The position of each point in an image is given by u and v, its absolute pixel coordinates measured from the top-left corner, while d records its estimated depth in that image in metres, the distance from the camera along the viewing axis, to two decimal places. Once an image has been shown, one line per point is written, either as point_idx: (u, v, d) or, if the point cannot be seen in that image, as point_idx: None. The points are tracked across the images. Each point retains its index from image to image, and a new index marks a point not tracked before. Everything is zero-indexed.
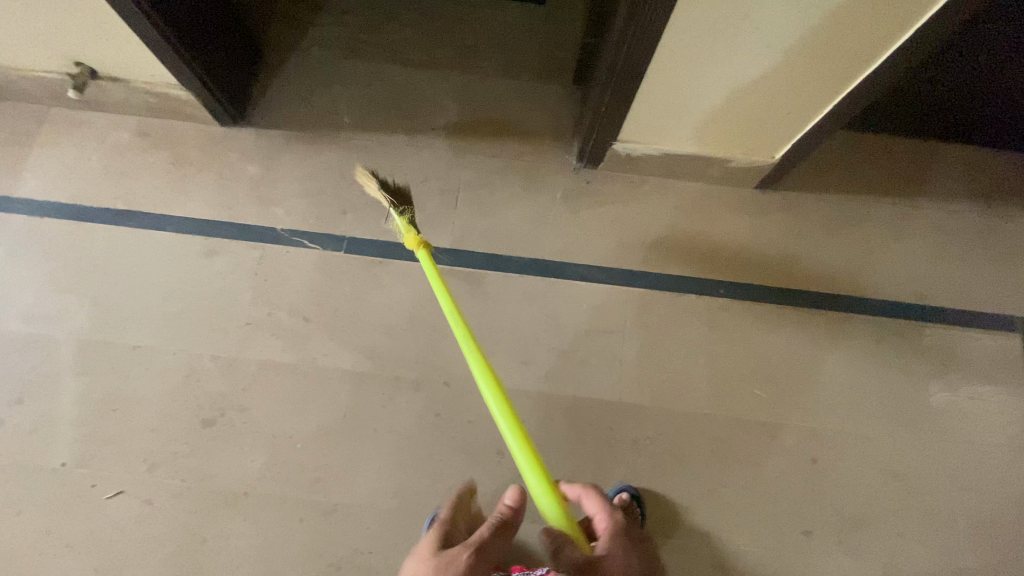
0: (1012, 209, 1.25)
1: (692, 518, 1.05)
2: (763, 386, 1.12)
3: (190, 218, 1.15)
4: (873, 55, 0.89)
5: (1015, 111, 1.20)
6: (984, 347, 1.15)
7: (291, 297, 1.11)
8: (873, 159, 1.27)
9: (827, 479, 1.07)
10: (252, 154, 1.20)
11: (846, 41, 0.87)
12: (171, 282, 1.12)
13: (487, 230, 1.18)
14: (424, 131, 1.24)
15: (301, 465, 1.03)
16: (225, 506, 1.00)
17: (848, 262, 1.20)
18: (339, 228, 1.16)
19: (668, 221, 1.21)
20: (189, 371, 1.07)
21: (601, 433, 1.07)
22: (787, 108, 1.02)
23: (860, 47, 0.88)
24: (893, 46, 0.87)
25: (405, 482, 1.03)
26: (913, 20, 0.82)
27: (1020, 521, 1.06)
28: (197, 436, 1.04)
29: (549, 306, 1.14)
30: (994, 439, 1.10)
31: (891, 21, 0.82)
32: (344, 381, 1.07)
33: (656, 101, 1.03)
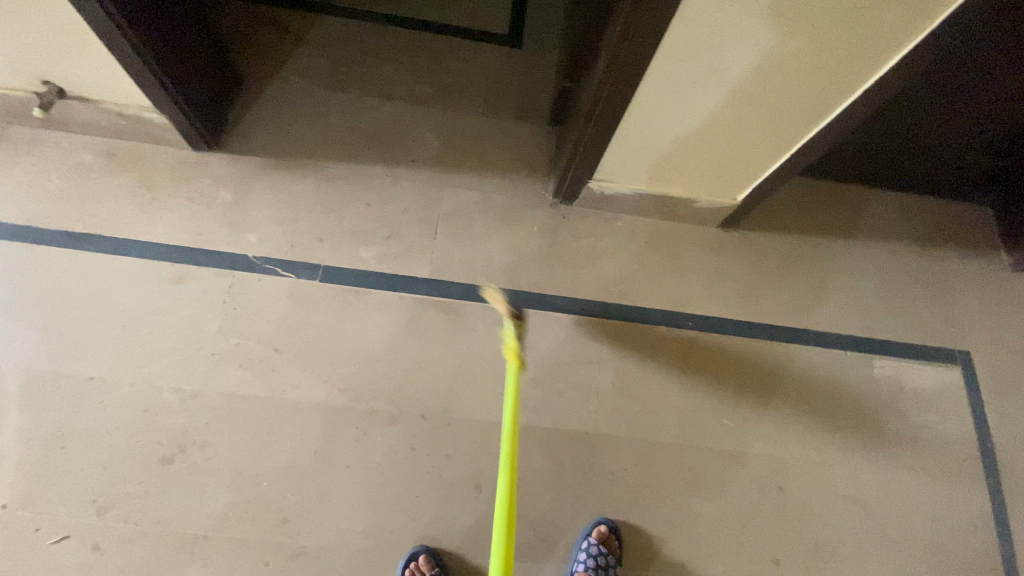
0: (946, 251, 1.37)
1: (666, 550, 1.06)
2: (732, 417, 1.16)
3: (156, 243, 1.11)
4: (824, 111, 0.98)
5: (946, 164, 1.32)
6: (928, 379, 1.24)
7: (261, 327, 1.08)
8: (824, 203, 1.37)
9: (793, 509, 1.11)
10: (226, 180, 1.18)
11: (802, 97, 0.95)
12: (131, 309, 1.07)
13: (465, 261, 1.19)
14: (404, 162, 1.25)
15: (267, 505, 0.98)
16: (182, 551, 0.94)
17: (805, 298, 1.28)
18: (314, 256, 1.14)
19: (639, 256, 1.26)
20: (148, 404, 1.01)
21: (577, 465, 1.08)
22: (749, 155, 1.10)
23: (814, 104, 0.96)
24: (843, 104, 0.96)
25: (378, 520, 1.00)
26: (857, 82, 0.91)
27: (965, 544, 1.13)
28: (155, 475, 0.97)
29: (526, 337, 1.15)
30: (941, 466, 1.18)
31: (839, 82, 0.91)
32: (316, 414, 1.04)
33: (630, 144, 1.09)
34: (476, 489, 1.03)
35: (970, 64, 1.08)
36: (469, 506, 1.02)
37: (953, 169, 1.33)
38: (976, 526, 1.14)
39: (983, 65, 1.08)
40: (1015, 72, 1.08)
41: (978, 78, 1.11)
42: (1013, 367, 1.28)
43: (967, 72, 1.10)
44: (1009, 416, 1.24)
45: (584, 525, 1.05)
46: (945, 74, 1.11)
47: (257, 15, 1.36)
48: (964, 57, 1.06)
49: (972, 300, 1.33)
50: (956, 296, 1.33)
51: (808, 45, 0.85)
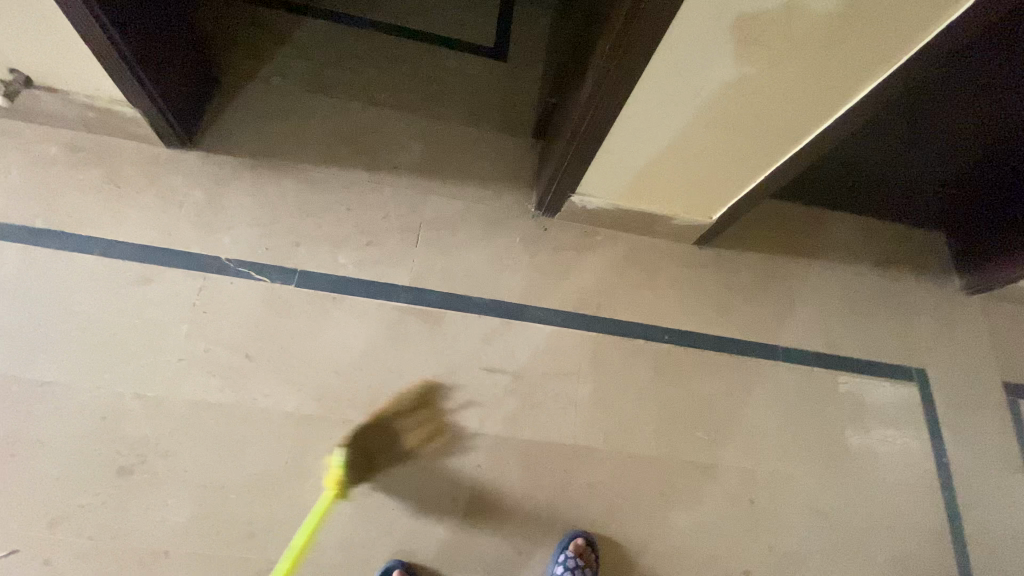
0: (903, 273, 1.44)
1: (641, 564, 1.06)
2: (705, 429, 1.18)
3: (122, 242, 1.06)
4: (799, 137, 1.02)
5: (904, 192, 1.40)
6: (888, 394, 1.30)
7: (233, 332, 1.04)
8: (793, 225, 1.43)
9: (764, 521, 1.13)
10: (200, 179, 1.14)
11: (778, 122, 1.00)
12: (93, 310, 1.01)
13: (447, 270, 1.18)
14: (386, 169, 1.24)
15: (233, 518, 0.94)
16: (141, 568, 0.89)
17: (776, 315, 1.32)
18: (291, 260, 1.11)
19: (618, 270, 1.28)
20: (107, 411, 0.95)
21: (555, 477, 1.08)
22: (725, 176, 1.14)
23: (788, 129, 1.01)
24: (814, 131, 1.00)
25: (350, 534, 0.98)
26: (830, 111, 0.96)
27: (922, 553, 1.18)
28: (112, 486, 0.92)
29: (506, 348, 1.15)
30: (900, 478, 1.23)
31: (813, 109, 0.96)
32: (289, 424, 1.00)
33: (613, 160, 1.12)
34: (453, 502, 1.02)
35: (929, 92, 1.17)
36: (445, 518, 1.01)
37: (911, 196, 1.41)
38: (932, 537, 1.19)
39: (940, 95, 1.18)
40: (968, 104, 1.18)
41: (936, 106, 1.20)
42: (964, 385, 1.36)
43: (927, 99, 1.19)
44: (960, 431, 1.30)
45: (561, 537, 1.04)
46: (905, 110, 1.18)
47: (239, 14, 1.33)
48: (923, 86, 1.16)
49: (928, 321, 1.41)
50: (913, 315, 1.40)
51: (786, 73, 0.90)
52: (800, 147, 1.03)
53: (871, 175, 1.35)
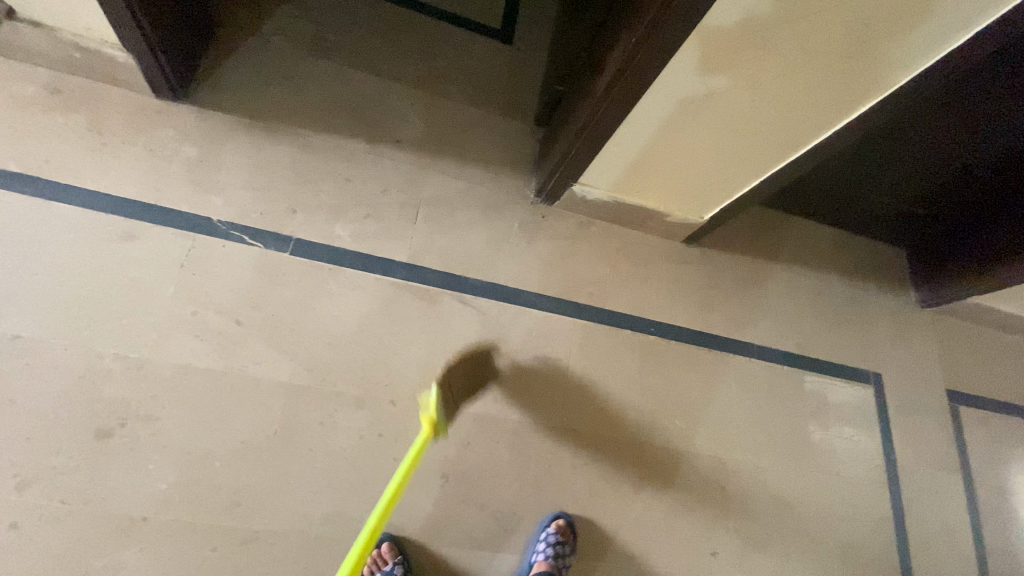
0: (865, 283, 1.55)
1: (620, 543, 1.10)
2: (683, 418, 1.23)
3: (106, 195, 1.01)
4: (796, 146, 1.06)
5: (876, 208, 1.49)
6: (847, 394, 1.40)
7: (222, 297, 1.00)
8: (772, 231, 1.50)
9: (736, 507, 1.19)
10: (193, 136, 1.10)
11: (779, 130, 1.03)
12: (72, 264, 0.96)
13: (445, 249, 1.18)
14: (387, 142, 1.22)
15: (217, 484, 0.90)
16: (115, 534, 0.84)
17: (753, 315, 1.39)
18: (286, 227, 1.08)
19: (609, 261, 1.31)
20: (85, 369, 0.91)
21: (542, 457, 1.10)
22: (722, 176, 1.18)
23: (789, 138, 1.04)
24: (810, 144, 1.05)
25: (338, 505, 0.95)
26: (829, 124, 1.00)
27: (868, 539, 1.28)
28: (88, 449, 0.87)
29: (500, 329, 1.16)
30: (854, 472, 1.32)
31: (814, 119, 1.00)
32: (279, 393, 0.98)
33: (619, 152, 1.13)
34: (443, 478, 1.02)
35: (915, 121, 1.21)
36: (434, 494, 1.01)
37: (881, 212, 1.50)
38: (877, 526, 1.30)
39: (924, 124, 1.21)
40: (950, 136, 1.23)
41: (918, 135, 1.24)
42: (910, 388, 1.48)
43: (911, 128, 1.23)
44: (905, 430, 1.43)
45: (543, 517, 1.06)
46: (891, 132, 1.24)
47: None
48: (912, 116, 1.19)
49: (885, 329, 1.52)
50: (871, 323, 1.51)
51: (796, 83, 0.93)
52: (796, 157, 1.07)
53: (849, 190, 1.43)
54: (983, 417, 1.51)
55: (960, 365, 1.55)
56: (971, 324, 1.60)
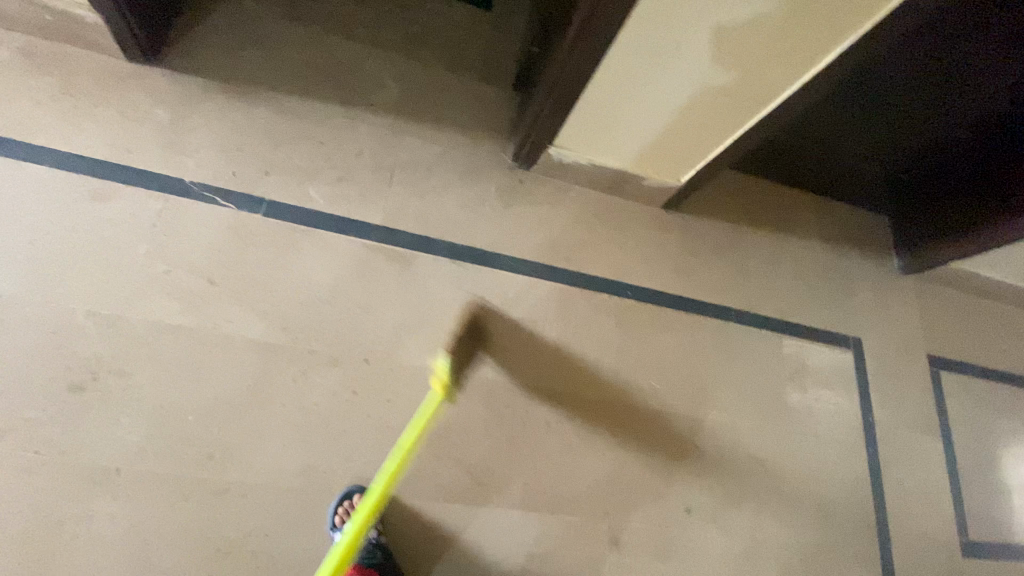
0: (847, 249, 1.55)
1: (595, 500, 1.10)
2: (659, 379, 1.24)
3: (78, 156, 1.01)
4: (767, 97, 1.05)
5: (857, 171, 1.48)
6: (826, 358, 1.40)
7: (194, 256, 1.01)
8: (754, 196, 1.50)
9: (711, 465, 1.20)
10: (165, 98, 1.10)
11: (750, 82, 1.03)
12: (44, 222, 0.96)
13: (420, 212, 1.18)
14: (362, 106, 1.21)
15: (189, 438, 0.91)
16: (89, 484, 0.86)
17: (732, 280, 1.40)
18: (259, 188, 1.09)
19: (586, 226, 1.31)
20: (57, 325, 0.91)
21: (517, 415, 1.10)
22: (697, 135, 1.17)
23: (760, 89, 1.04)
24: (784, 96, 1.04)
25: (310, 458, 0.95)
26: (798, 73, 0.99)
27: (844, 498, 1.29)
28: (61, 401, 0.88)
29: (475, 291, 1.17)
30: (830, 433, 1.34)
31: (783, 69, 0.99)
32: (252, 350, 0.98)
33: (591, 112, 1.13)
34: (417, 434, 1.03)
35: (888, 76, 1.21)
36: (408, 449, 1.02)
37: (863, 176, 1.50)
38: (853, 485, 1.31)
39: (896, 79, 1.21)
40: (925, 91, 1.23)
41: (893, 92, 1.24)
42: (889, 353, 1.49)
43: (885, 83, 1.22)
44: (883, 394, 1.43)
45: None
46: (864, 89, 1.24)
47: None
48: (884, 69, 1.19)
49: (866, 295, 1.53)
50: (852, 289, 1.51)
51: (760, 32, 0.92)
52: (769, 111, 1.06)
53: (829, 154, 1.42)
54: (964, 381, 1.52)
55: (941, 331, 1.56)
56: (954, 290, 1.61)
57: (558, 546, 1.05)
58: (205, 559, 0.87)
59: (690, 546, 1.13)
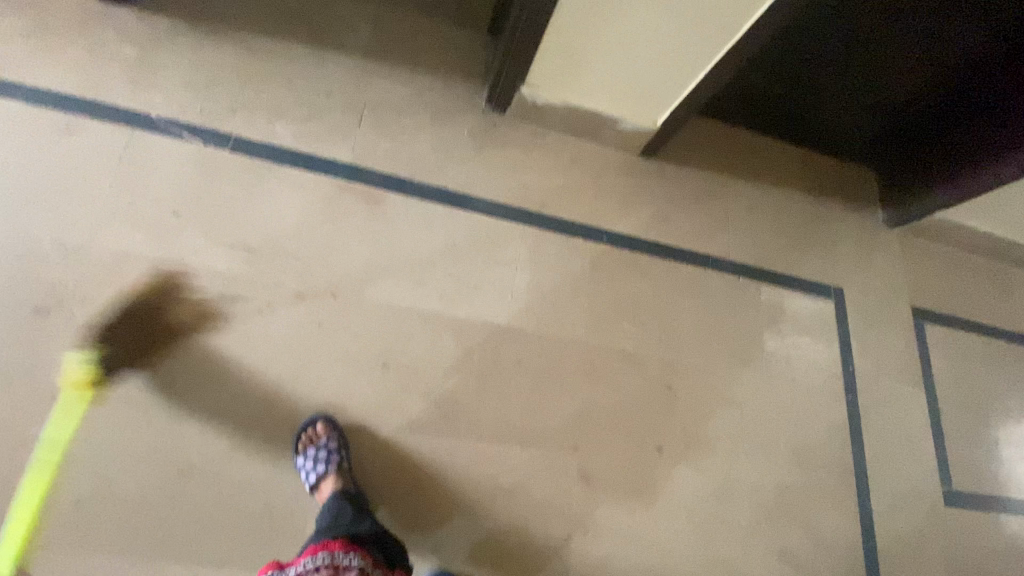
0: (831, 200, 1.52)
1: (565, 436, 1.10)
2: (633, 322, 1.23)
3: (44, 90, 1.02)
4: (733, 25, 1.03)
5: (839, 120, 1.46)
6: (806, 306, 1.39)
7: (159, 188, 1.01)
8: (736, 145, 1.47)
9: (685, 406, 1.20)
10: (134, 37, 1.10)
11: (713, 9, 1.01)
12: (10, 154, 0.97)
13: (391, 153, 1.18)
14: (333, 48, 1.21)
15: (153, 363, 0.91)
16: (52, 405, 0.86)
17: (712, 227, 1.37)
18: (226, 125, 1.09)
19: (561, 170, 1.30)
20: (22, 253, 0.92)
21: (486, 353, 1.10)
22: (668, 71, 1.15)
23: (725, 17, 1.02)
24: (751, 24, 1.01)
25: (275, 386, 0.96)
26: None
27: (821, 443, 1.28)
28: (26, 325, 0.89)
29: (446, 231, 1.16)
30: (809, 379, 1.32)
31: None
32: (217, 281, 0.98)
33: (560, 46, 1.12)
34: (384, 366, 1.03)
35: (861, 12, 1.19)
36: (376, 381, 1.02)
37: (845, 125, 1.48)
38: (832, 431, 1.30)
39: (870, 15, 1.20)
40: (899, 27, 1.22)
41: (867, 30, 1.23)
42: (872, 303, 1.47)
43: (860, 20, 1.21)
44: (865, 343, 1.42)
45: None
46: (838, 26, 1.23)
47: None
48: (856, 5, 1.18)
49: (850, 247, 1.50)
50: (835, 239, 1.49)
51: None
52: (736, 41, 1.04)
53: (810, 101, 1.41)
54: (949, 334, 1.50)
55: (926, 283, 1.54)
56: (939, 244, 1.59)
57: (527, 480, 1.05)
58: (167, 481, 0.87)
59: (662, 484, 1.13)
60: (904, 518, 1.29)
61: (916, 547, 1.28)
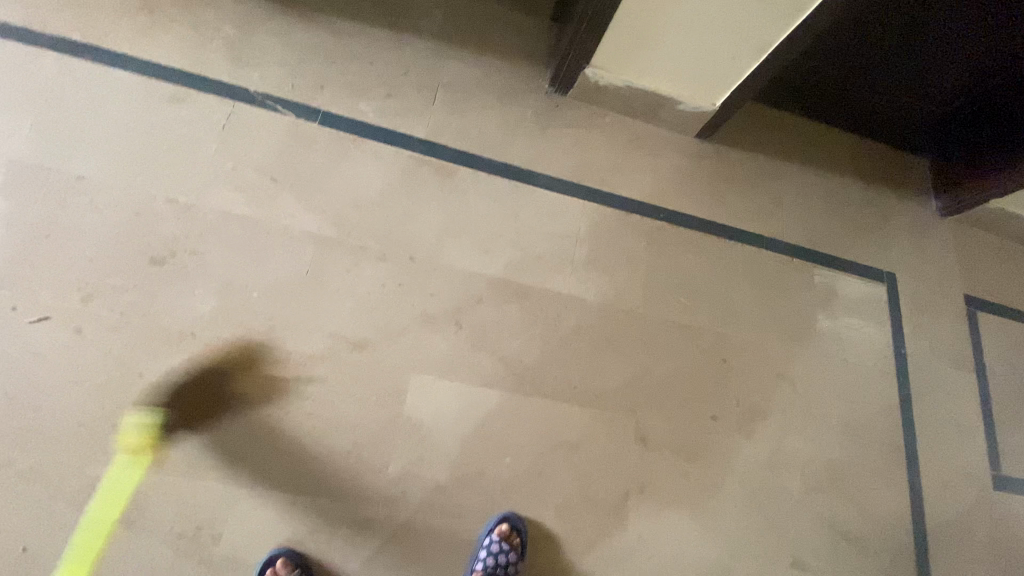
0: (884, 186, 1.53)
1: (623, 401, 1.15)
2: (690, 296, 1.27)
3: (156, 64, 1.12)
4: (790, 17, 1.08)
5: (895, 108, 1.48)
6: (858, 289, 1.41)
7: (258, 156, 1.10)
8: (790, 130, 1.50)
9: (739, 379, 1.23)
10: (232, 18, 1.19)
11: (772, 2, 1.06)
12: (128, 120, 1.07)
13: (461, 130, 1.25)
14: (409, 32, 1.28)
15: (253, 311, 1.00)
16: (166, 344, 0.96)
17: (765, 209, 1.40)
18: (315, 101, 1.17)
19: (621, 149, 1.35)
20: (140, 209, 1.01)
21: (550, 318, 1.16)
22: (727, 57, 1.20)
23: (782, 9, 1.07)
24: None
25: (362, 337, 1.04)
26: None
27: (872, 421, 1.30)
28: (145, 271, 0.98)
29: (513, 204, 1.23)
30: (860, 360, 1.34)
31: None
32: (309, 241, 1.07)
33: (625, 32, 1.17)
34: (456, 325, 1.10)
35: (915, 7, 1.22)
36: (449, 338, 1.09)
37: (901, 112, 1.49)
38: (883, 411, 1.32)
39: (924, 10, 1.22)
40: (954, 20, 1.24)
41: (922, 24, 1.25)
42: (924, 290, 1.48)
43: (915, 15, 1.24)
44: (917, 328, 1.43)
45: (488, 520, 1.01)
46: (894, 22, 1.26)
47: None
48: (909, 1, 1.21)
49: (902, 233, 1.51)
50: (889, 224, 1.50)
51: None
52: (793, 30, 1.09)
53: (865, 89, 1.43)
54: (1003, 323, 1.49)
55: (980, 272, 1.53)
56: (995, 234, 1.58)
57: (588, 439, 1.10)
58: (267, 417, 0.95)
59: (716, 451, 1.17)
60: (954, 499, 1.30)
61: (965, 527, 1.29)
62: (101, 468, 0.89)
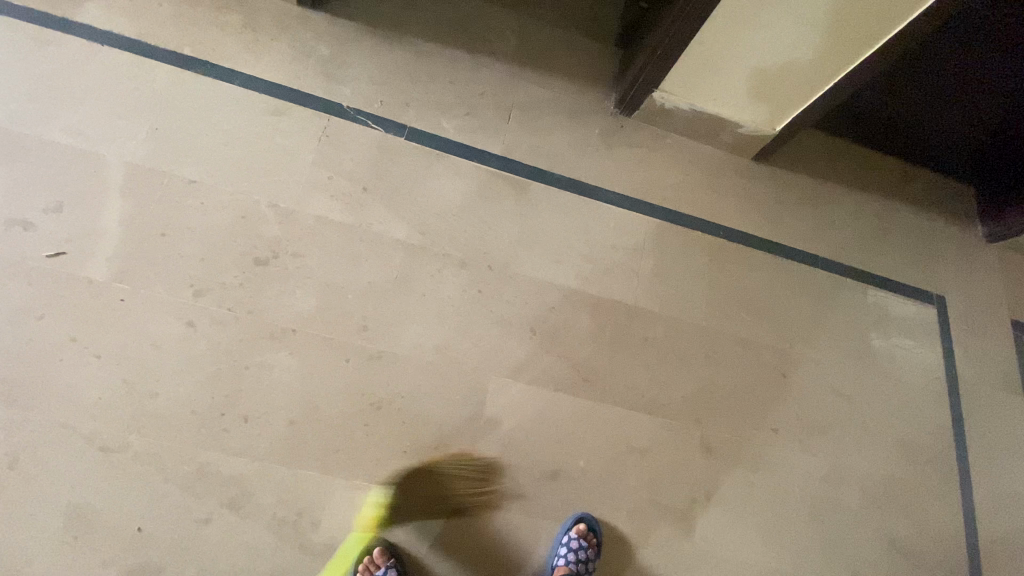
0: (932, 212, 1.58)
1: (688, 410, 1.19)
2: (749, 312, 1.31)
3: (259, 78, 1.20)
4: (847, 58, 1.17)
5: (942, 138, 1.53)
6: (910, 310, 1.44)
7: (351, 167, 1.17)
8: (841, 155, 1.55)
9: (797, 394, 1.27)
10: (326, 37, 1.27)
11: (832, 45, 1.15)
12: (234, 129, 1.15)
13: (535, 147, 1.32)
14: (486, 54, 1.36)
15: (348, 312, 1.06)
16: (269, 340, 1.02)
17: (819, 230, 1.45)
18: (401, 116, 1.25)
19: (682, 169, 1.41)
20: (246, 212, 1.09)
21: (618, 328, 1.21)
22: (786, 90, 1.27)
23: (841, 51, 1.16)
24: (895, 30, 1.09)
25: (446, 339, 1.10)
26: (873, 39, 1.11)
27: (927, 440, 1.33)
28: (251, 270, 1.05)
29: (583, 217, 1.28)
30: (914, 379, 1.37)
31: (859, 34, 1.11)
32: (399, 248, 1.13)
33: (694, 62, 1.24)
34: (532, 332, 1.15)
35: (964, 54, 1.29)
36: (525, 344, 1.14)
37: (948, 143, 1.54)
38: (937, 430, 1.34)
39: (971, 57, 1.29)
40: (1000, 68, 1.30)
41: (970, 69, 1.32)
42: (973, 313, 1.51)
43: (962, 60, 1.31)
44: (967, 350, 1.46)
45: (564, 520, 1.05)
46: (943, 64, 1.32)
47: None
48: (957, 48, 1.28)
49: (951, 257, 1.55)
50: (937, 249, 1.54)
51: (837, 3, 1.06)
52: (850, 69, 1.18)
53: (914, 121, 1.49)
54: None
55: None
56: None
57: (655, 446, 1.14)
58: (360, 411, 1.02)
59: (777, 462, 1.20)
60: (1009, 520, 1.32)
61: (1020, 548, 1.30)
62: (210, 454, 0.95)
